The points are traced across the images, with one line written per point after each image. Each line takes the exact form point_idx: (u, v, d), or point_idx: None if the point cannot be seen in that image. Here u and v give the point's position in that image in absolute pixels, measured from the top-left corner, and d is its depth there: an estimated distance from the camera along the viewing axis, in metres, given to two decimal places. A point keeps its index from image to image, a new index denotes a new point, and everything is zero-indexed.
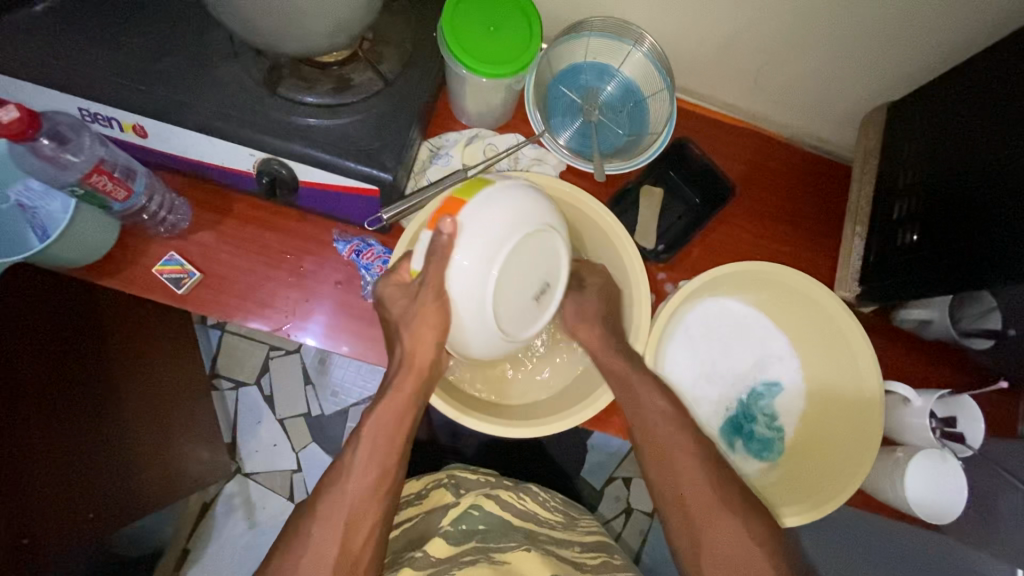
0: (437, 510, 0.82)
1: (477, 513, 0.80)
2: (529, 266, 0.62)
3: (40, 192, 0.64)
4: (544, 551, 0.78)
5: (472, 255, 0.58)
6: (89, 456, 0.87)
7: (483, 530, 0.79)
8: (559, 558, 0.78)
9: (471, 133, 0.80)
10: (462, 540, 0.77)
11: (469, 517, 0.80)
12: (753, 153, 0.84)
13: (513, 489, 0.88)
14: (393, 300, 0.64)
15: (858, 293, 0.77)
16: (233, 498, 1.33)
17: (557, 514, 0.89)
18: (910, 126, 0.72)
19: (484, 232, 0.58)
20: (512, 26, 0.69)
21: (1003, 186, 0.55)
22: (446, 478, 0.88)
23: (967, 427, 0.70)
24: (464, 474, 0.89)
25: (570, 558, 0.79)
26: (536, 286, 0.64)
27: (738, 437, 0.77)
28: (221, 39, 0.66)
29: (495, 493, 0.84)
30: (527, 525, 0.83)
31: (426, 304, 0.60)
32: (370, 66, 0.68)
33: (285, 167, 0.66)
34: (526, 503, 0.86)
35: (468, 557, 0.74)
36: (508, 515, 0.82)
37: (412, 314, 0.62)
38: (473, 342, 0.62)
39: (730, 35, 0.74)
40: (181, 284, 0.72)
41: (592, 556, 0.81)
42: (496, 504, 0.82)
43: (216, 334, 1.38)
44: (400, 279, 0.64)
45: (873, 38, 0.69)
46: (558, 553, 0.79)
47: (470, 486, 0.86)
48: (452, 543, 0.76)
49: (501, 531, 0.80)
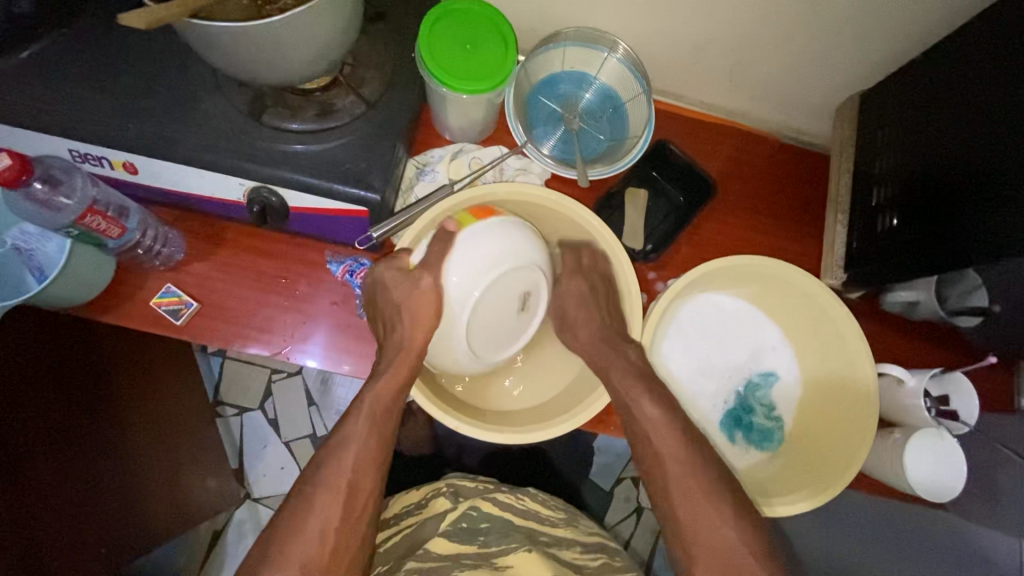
0: (433, 518, 0.83)
1: (476, 513, 0.82)
2: (503, 285, 0.66)
3: (36, 235, 0.66)
4: (544, 552, 0.79)
5: (463, 271, 0.64)
6: (98, 491, 0.87)
7: (484, 530, 0.81)
8: (560, 561, 0.78)
9: (455, 148, 0.81)
10: (464, 539, 0.79)
11: (469, 517, 0.82)
12: (733, 149, 0.86)
13: (511, 491, 0.89)
14: (394, 286, 0.66)
15: (844, 280, 0.78)
16: (243, 524, 1.33)
17: (558, 511, 0.89)
18: (884, 113, 0.73)
19: (462, 257, 0.64)
20: (489, 43, 0.71)
21: (977, 168, 0.57)
22: (445, 487, 0.87)
23: (961, 404, 0.71)
24: (461, 481, 0.89)
25: (570, 561, 0.79)
26: (516, 296, 0.68)
27: (737, 429, 0.79)
28: (204, 73, 0.67)
29: (494, 496, 0.86)
30: (527, 525, 0.84)
31: (425, 295, 0.64)
32: (352, 90, 0.69)
33: (274, 194, 0.67)
34: (526, 503, 0.87)
35: (470, 561, 0.76)
36: (509, 515, 0.84)
37: (412, 305, 0.65)
38: (450, 356, 0.68)
39: (702, 37, 0.76)
40: (179, 315, 0.73)
41: (593, 556, 0.82)
42: (496, 506, 0.84)
43: (217, 361, 1.38)
44: (401, 266, 0.67)
45: (841, 30, 0.71)
46: (558, 555, 0.79)
47: (469, 493, 0.86)
48: (454, 542, 0.78)
49: (501, 532, 0.81)
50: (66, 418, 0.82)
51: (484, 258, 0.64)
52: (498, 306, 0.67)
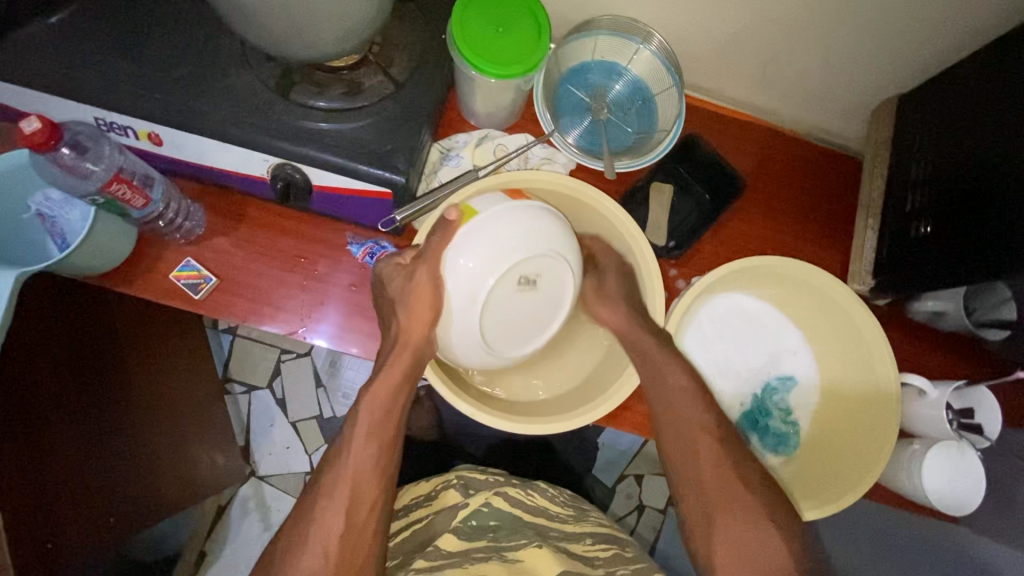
0: (447, 511, 0.83)
1: (487, 509, 0.83)
2: (513, 274, 0.63)
3: (61, 201, 0.64)
4: (554, 547, 0.79)
5: (475, 256, 0.62)
6: (109, 459, 0.88)
7: (494, 527, 0.82)
8: (571, 555, 0.78)
9: (481, 134, 0.80)
10: (473, 536, 0.79)
11: (479, 514, 0.82)
12: (762, 148, 0.84)
13: (520, 485, 0.90)
14: (392, 278, 0.66)
15: (872, 286, 0.76)
16: (247, 501, 1.34)
17: (567, 507, 0.90)
18: (923, 117, 0.71)
19: (470, 233, 0.62)
20: (521, 27, 0.69)
21: (1018, 175, 0.55)
22: (455, 479, 0.89)
23: (985, 418, 0.70)
24: (471, 473, 0.90)
25: (581, 553, 0.80)
26: (524, 286, 0.65)
27: (753, 431, 0.77)
28: (232, 46, 0.67)
29: (502, 490, 0.86)
30: (537, 522, 0.84)
31: (421, 285, 0.64)
32: (380, 70, 0.69)
33: (298, 171, 0.67)
34: (535, 498, 0.88)
35: (481, 554, 0.76)
36: (519, 510, 0.85)
37: (410, 294, 0.64)
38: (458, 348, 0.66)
39: (738, 31, 0.74)
40: (198, 289, 0.73)
41: (604, 548, 0.82)
42: (505, 500, 0.85)
43: (228, 339, 1.39)
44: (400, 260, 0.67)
45: (883, 30, 0.69)
46: (569, 549, 0.80)
47: (480, 485, 0.87)
48: (464, 539, 0.78)
49: (511, 528, 0.82)
50: (82, 388, 0.82)
51: (503, 237, 0.62)
52: (510, 291, 0.64)
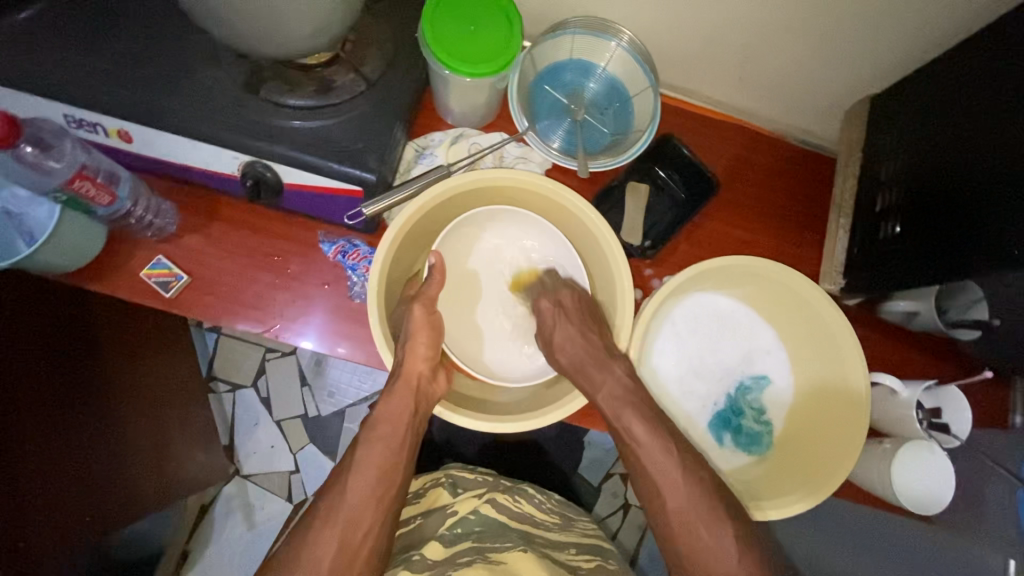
0: (436, 513, 0.84)
1: (474, 517, 0.83)
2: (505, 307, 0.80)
3: (26, 199, 0.65)
4: (539, 552, 0.80)
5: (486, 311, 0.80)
6: (87, 459, 0.88)
7: (479, 531, 0.82)
8: (554, 561, 0.79)
9: (456, 132, 0.80)
10: (457, 541, 0.80)
11: (465, 522, 0.83)
12: (738, 147, 0.84)
13: (509, 490, 0.90)
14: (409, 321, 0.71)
15: (842, 285, 0.77)
16: (231, 500, 1.34)
17: (555, 516, 0.91)
18: (895, 117, 0.72)
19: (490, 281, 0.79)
20: (493, 26, 0.69)
21: (984, 181, 0.55)
22: (444, 477, 0.90)
23: (953, 417, 0.70)
24: (461, 473, 0.91)
25: (565, 561, 0.81)
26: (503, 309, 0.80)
27: (725, 431, 0.78)
28: (203, 43, 0.66)
29: (492, 497, 0.86)
30: (522, 527, 0.85)
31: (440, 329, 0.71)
32: (352, 68, 0.68)
33: (269, 169, 0.66)
34: (522, 505, 0.88)
35: (465, 559, 0.76)
36: (506, 517, 0.85)
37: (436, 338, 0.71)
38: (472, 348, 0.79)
39: (713, 31, 0.74)
40: (169, 287, 0.73)
41: (586, 559, 0.83)
42: (494, 508, 0.85)
43: (212, 338, 1.38)
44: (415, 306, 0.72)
45: (857, 30, 0.69)
46: (553, 556, 0.81)
47: (468, 485, 0.89)
48: (447, 546, 0.79)
49: (496, 532, 0.82)
50: (57, 387, 0.82)
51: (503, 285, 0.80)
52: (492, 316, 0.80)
